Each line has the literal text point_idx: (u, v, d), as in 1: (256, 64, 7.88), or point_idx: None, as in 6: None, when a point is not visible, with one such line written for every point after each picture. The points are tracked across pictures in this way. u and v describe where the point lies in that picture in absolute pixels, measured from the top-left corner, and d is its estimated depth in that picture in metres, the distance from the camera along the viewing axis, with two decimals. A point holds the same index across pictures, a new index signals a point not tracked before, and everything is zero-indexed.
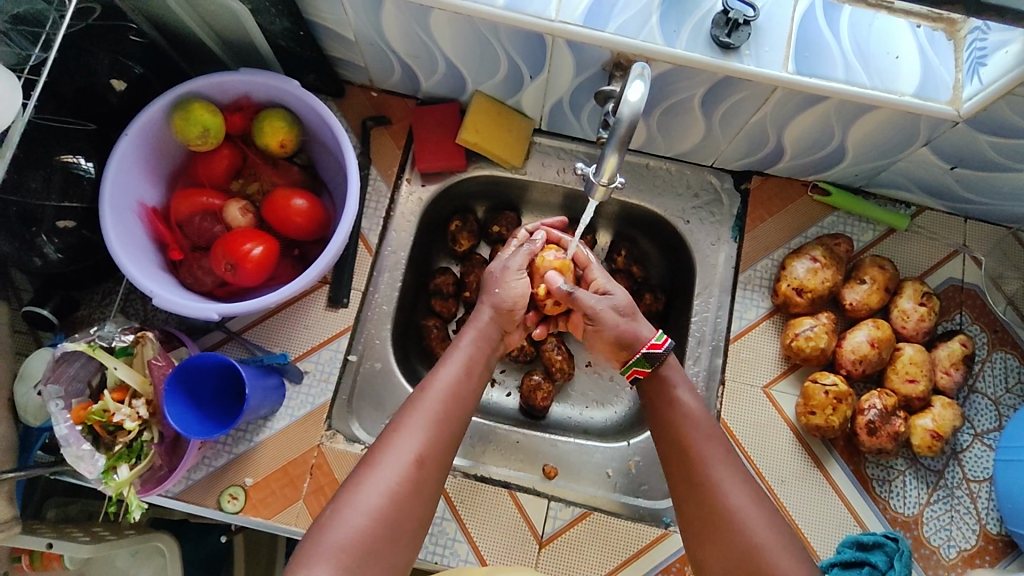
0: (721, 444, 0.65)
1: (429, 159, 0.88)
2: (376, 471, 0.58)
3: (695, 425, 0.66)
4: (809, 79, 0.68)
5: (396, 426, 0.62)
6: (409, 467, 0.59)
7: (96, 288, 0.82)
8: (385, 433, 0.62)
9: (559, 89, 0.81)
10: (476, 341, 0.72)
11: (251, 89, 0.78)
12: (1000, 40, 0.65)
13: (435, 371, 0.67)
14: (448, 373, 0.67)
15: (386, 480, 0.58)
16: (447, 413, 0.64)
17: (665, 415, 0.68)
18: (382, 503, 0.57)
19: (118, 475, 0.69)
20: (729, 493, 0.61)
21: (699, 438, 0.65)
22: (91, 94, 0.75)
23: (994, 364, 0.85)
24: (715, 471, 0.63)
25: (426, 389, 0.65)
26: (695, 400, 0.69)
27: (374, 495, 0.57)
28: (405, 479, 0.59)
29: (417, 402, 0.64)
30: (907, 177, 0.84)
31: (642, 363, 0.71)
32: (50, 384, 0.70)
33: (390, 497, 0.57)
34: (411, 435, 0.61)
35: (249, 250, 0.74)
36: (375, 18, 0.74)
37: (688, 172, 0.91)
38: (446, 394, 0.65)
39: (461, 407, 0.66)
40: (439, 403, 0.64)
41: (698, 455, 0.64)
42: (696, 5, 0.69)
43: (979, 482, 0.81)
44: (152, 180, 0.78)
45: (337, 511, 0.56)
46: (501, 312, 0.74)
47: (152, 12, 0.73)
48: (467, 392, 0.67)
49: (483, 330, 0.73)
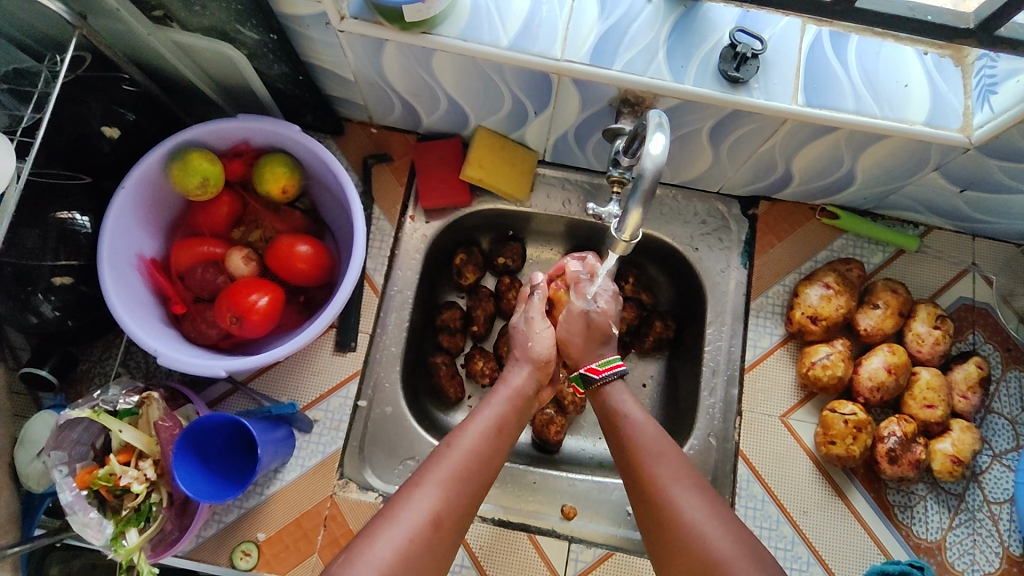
0: (675, 462, 0.65)
1: (433, 196, 0.86)
2: (391, 527, 0.55)
3: (646, 443, 0.67)
4: (819, 111, 0.67)
5: (417, 479, 0.60)
6: (426, 525, 0.56)
7: (96, 341, 0.80)
8: (402, 489, 0.59)
9: (564, 124, 0.79)
10: (510, 399, 0.70)
11: (250, 134, 0.76)
12: (1010, 69, 0.66)
13: (461, 426, 0.66)
14: (475, 430, 0.65)
15: (399, 536, 0.54)
16: (472, 471, 0.62)
17: (619, 442, 0.70)
18: (393, 558, 0.53)
19: (126, 541, 0.67)
20: (683, 510, 0.60)
21: (652, 458, 0.66)
22: (83, 145, 0.72)
23: (1009, 383, 0.84)
24: (670, 487, 0.62)
25: (450, 445, 0.63)
26: (642, 418, 0.70)
27: (385, 551, 0.53)
28: (419, 536, 0.55)
29: (439, 457, 0.62)
30: (916, 199, 0.83)
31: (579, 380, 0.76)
32: (53, 451, 0.68)
33: (403, 553, 0.53)
34: (430, 489, 0.58)
35: (254, 301, 0.72)
36: (375, 60, 0.72)
37: (695, 199, 0.90)
38: (474, 449, 0.63)
39: (486, 464, 0.63)
40: (466, 456, 0.62)
41: (652, 472, 0.64)
42: (703, 38, 0.68)
43: (1000, 504, 0.80)
44: (150, 232, 0.76)
45: (343, 564, 0.52)
46: (540, 368, 0.75)
47: (145, 57, 0.71)
48: (494, 450, 0.65)
49: (518, 388, 0.72)
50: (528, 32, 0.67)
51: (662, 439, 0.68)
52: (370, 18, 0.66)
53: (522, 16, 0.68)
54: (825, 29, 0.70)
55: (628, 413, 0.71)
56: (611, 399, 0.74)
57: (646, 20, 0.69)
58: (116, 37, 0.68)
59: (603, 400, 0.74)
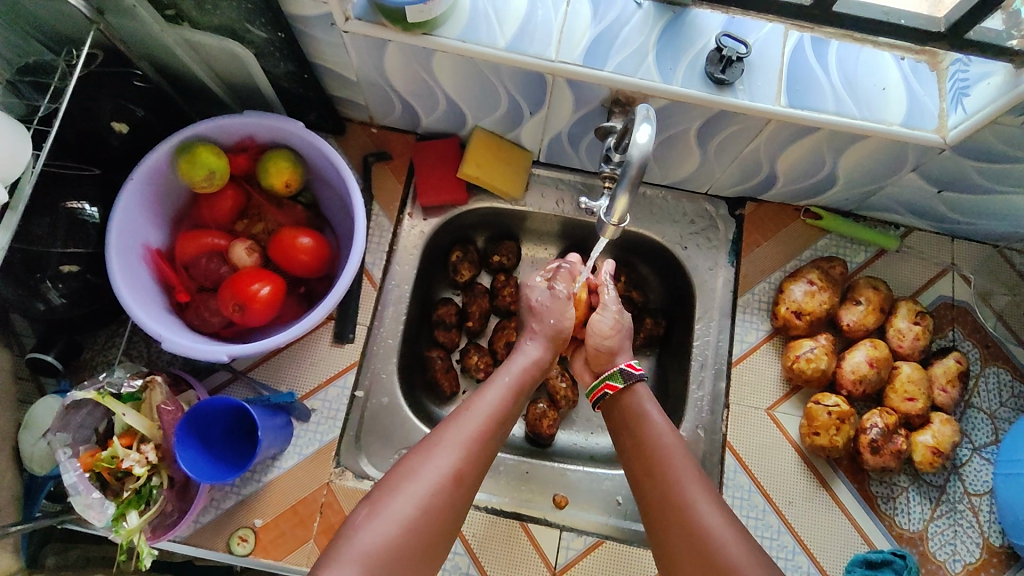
0: (693, 468, 0.67)
1: (431, 194, 0.89)
2: (413, 484, 0.59)
3: (665, 445, 0.68)
4: (801, 112, 0.70)
5: (435, 440, 0.63)
6: (448, 481, 0.60)
7: (100, 330, 0.82)
8: (421, 446, 0.62)
9: (558, 124, 0.83)
10: (526, 366, 0.73)
11: (255, 131, 0.78)
12: (982, 72, 0.69)
13: (480, 390, 0.69)
14: (494, 394, 0.68)
15: (421, 493, 0.58)
16: (489, 431, 0.65)
17: (637, 436, 0.71)
18: (414, 514, 0.57)
19: (128, 523, 0.68)
20: (703, 516, 0.62)
21: (672, 460, 0.67)
22: (93, 138, 0.75)
23: (988, 379, 0.87)
24: (690, 491, 0.64)
25: (471, 406, 0.66)
26: (665, 421, 0.71)
27: (408, 506, 0.57)
28: (440, 493, 0.59)
29: (460, 416, 0.65)
30: (896, 200, 0.87)
31: (615, 378, 0.75)
32: (58, 433, 0.70)
33: (423, 509, 0.58)
34: (450, 449, 0.62)
35: (257, 290, 0.75)
36: (378, 60, 0.75)
37: (684, 199, 0.93)
38: (493, 410, 0.66)
39: (501, 424, 0.67)
40: (485, 417, 0.65)
41: (673, 474, 0.66)
42: (691, 42, 0.72)
43: (980, 496, 0.82)
44: (156, 223, 0.79)
45: (369, 515, 0.57)
46: (554, 340, 0.77)
47: (157, 55, 0.74)
48: (507, 413, 0.69)
49: (535, 355, 0.75)
50: (524, 35, 0.71)
51: (680, 442, 0.69)
52: (372, 20, 0.69)
53: (518, 20, 0.71)
54: (806, 35, 0.74)
55: (650, 412, 0.72)
56: (635, 400, 0.74)
57: (637, 24, 0.72)
58: (130, 35, 0.71)
59: (628, 400, 0.74)
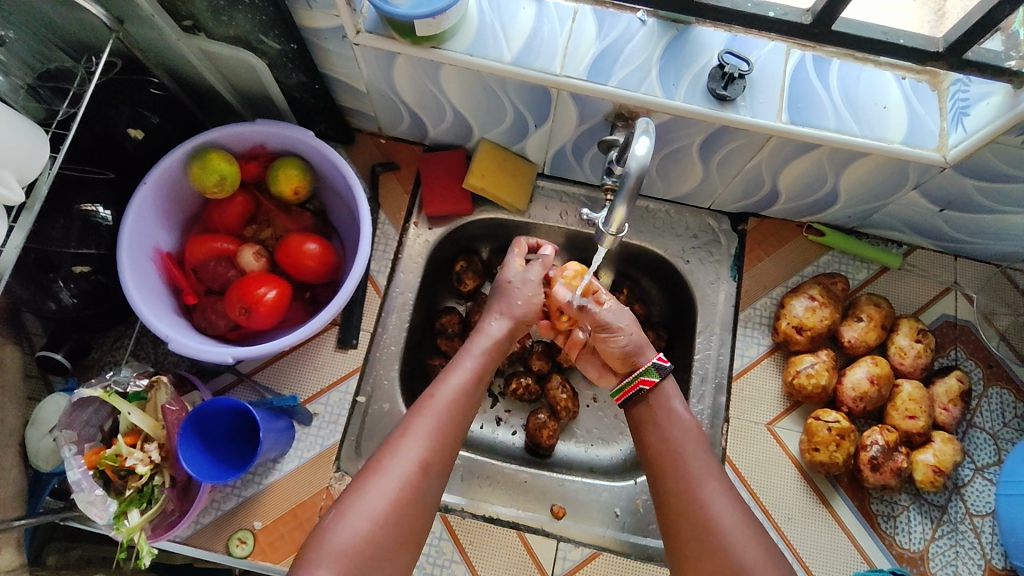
0: (715, 466, 0.67)
1: (437, 203, 0.90)
2: (380, 479, 0.59)
3: (689, 442, 0.68)
4: (802, 128, 0.71)
5: (401, 431, 0.63)
6: (413, 474, 0.60)
7: (109, 330, 0.84)
8: (388, 440, 0.63)
9: (562, 137, 0.84)
10: (487, 348, 0.72)
11: (266, 138, 0.80)
12: (981, 92, 0.69)
13: (444, 375, 0.68)
14: (457, 379, 0.68)
15: (388, 486, 0.59)
16: (452, 419, 0.65)
17: (660, 432, 0.70)
18: (384, 509, 0.58)
19: (129, 521, 0.70)
20: (722, 516, 0.62)
21: (693, 457, 0.67)
22: (109, 143, 0.77)
23: (991, 400, 0.86)
24: (706, 488, 0.64)
25: (434, 393, 0.66)
26: (688, 417, 0.71)
27: (377, 501, 0.58)
28: (408, 485, 0.60)
29: (425, 405, 0.65)
30: (898, 218, 0.87)
31: (650, 373, 0.73)
32: (64, 429, 0.71)
33: (393, 503, 0.59)
34: (416, 441, 0.62)
35: (262, 293, 0.76)
36: (387, 72, 0.77)
37: (687, 214, 0.94)
38: (456, 395, 0.66)
39: (466, 408, 0.67)
40: (449, 403, 0.65)
41: (689, 471, 0.66)
42: (694, 59, 0.73)
43: (982, 517, 0.82)
44: (167, 227, 0.81)
45: (338, 516, 0.58)
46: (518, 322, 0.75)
47: (173, 64, 0.77)
48: (473, 399, 0.68)
49: (498, 334, 0.73)
50: (530, 49, 0.72)
51: (703, 439, 0.69)
52: (383, 32, 0.71)
53: (525, 34, 0.73)
54: (808, 53, 0.75)
55: (675, 407, 0.72)
56: (663, 397, 0.73)
57: (641, 41, 0.74)
58: (149, 45, 0.73)
59: (658, 398, 0.73)
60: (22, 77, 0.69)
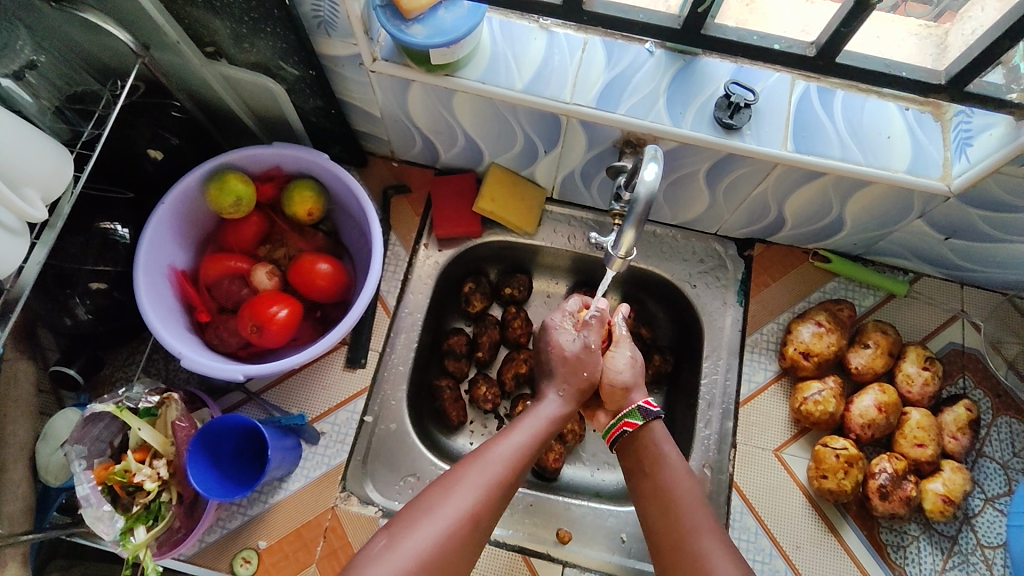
0: (706, 514, 0.67)
1: (447, 226, 0.92)
2: (431, 521, 0.61)
3: (678, 490, 0.69)
4: (807, 157, 0.72)
5: (458, 479, 0.65)
6: (463, 524, 0.62)
7: (122, 347, 0.85)
8: (444, 484, 0.65)
9: (571, 162, 0.86)
10: (551, 416, 0.74)
11: (282, 161, 0.82)
12: (984, 123, 0.71)
13: (507, 433, 0.71)
14: (518, 437, 0.70)
15: (438, 529, 0.61)
16: (509, 476, 0.67)
17: (654, 477, 0.71)
18: (431, 550, 0.60)
19: (135, 537, 0.70)
20: (716, 566, 0.62)
21: (683, 506, 0.68)
22: (130, 163, 0.79)
23: (1000, 429, 0.86)
24: (703, 541, 0.65)
25: (494, 448, 0.69)
26: (679, 464, 0.72)
27: (424, 540, 0.60)
28: (455, 531, 0.62)
29: (482, 457, 0.67)
30: (903, 246, 0.88)
31: (635, 415, 0.75)
32: (75, 444, 0.71)
33: (439, 545, 0.60)
34: (471, 489, 0.64)
35: (275, 312, 0.77)
36: (401, 98, 0.80)
37: (694, 239, 0.95)
38: (517, 452, 0.68)
39: (523, 469, 0.69)
40: (508, 460, 0.67)
41: (683, 526, 0.66)
42: (701, 89, 0.75)
43: (993, 548, 0.81)
44: (183, 245, 0.82)
45: (384, 549, 0.60)
46: (580, 391, 0.76)
47: (195, 88, 0.80)
48: (530, 458, 0.70)
49: (562, 405, 0.75)
50: (541, 78, 0.74)
51: (697, 491, 0.70)
52: (398, 60, 0.73)
53: (536, 63, 0.75)
54: (813, 84, 0.76)
55: (666, 452, 0.73)
56: (652, 437, 0.74)
57: (648, 71, 0.75)
58: (171, 69, 0.76)
59: (645, 440, 0.74)
60: (51, 100, 0.70)
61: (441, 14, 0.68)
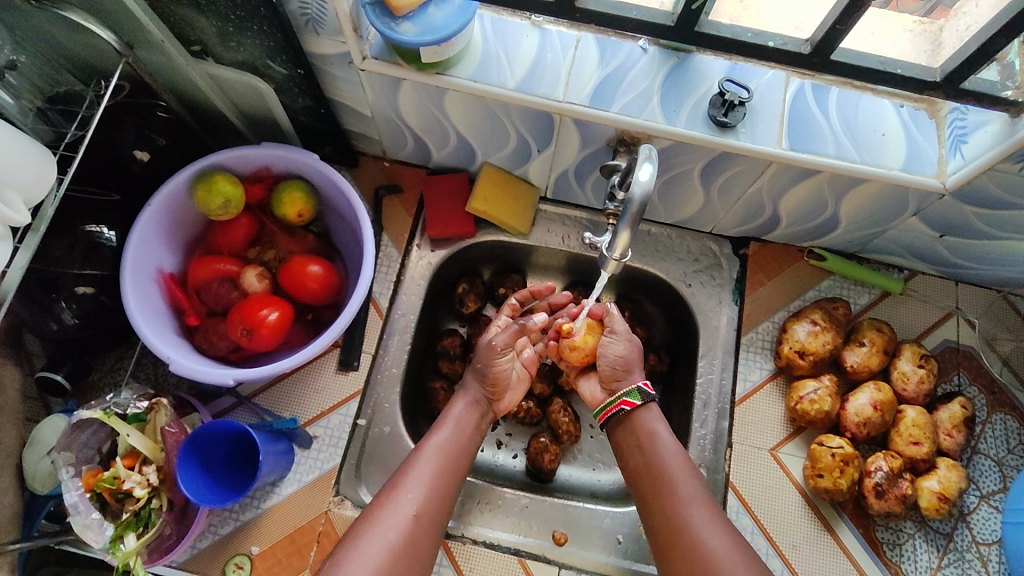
0: (699, 484, 0.69)
1: (440, 226, 0.91)
2: (373, 529, 0.63)
3: (669, 462, 0.71)
4: (802, 155, 0.72)
5: (395, 484, 0.68)
6: (407, 525, 0.64)
7: (110, 351, 0.84)
8: (381, 493, 0.67)
9: (565, 161, 0.85)
10: (468, 409, 0.77)
11: (271, 162, 0.81)
12: (979, 120, 0.71)
13: (430, 433, 0.73)
14: (443, 436, 0.73)
15: (383, 537, 0.63)
16: (442, 472, 0.70)
17: (646, 452, 0.73)
18: (381, 559, 0.61)
19: (125, 545, 0.69)
20: (709, 539, 0.64)
21: (676, 478, 0.69)
22: (115, 165, 0.78)
23: (995, 426, 0.86)
24: (695, 511, 0.66)
25: (422, 450, 0.71)
26: (670, 437, 0.73)
27: (372, 550, 0.61)
28: (401, 534, 0.64)
29: (413, 462, 0.69)
30: (899, 244, 0.88)
31: (633, 396, 0.76)
32: (62, 452, 0.70)
33: (388, 552, 0.62)
34: (408, 492, 0.66)
35: (265, 315, 0.76)
36: (392, 96, 0.78)
37: (689, 238, 0.94)
38: (444, 449, 0.71)
39: (455, 463, 0.71)
40: (437, 457, 0.70)
41: (678, 495, 0.68)
42: (695, 86, 0.74)
43: (989, 545, 0.81)
44: (171, 248, 0.81)
45: (334, 567, 0.60)
46: (489, 385, 0.79)
47: (182, 88, 0.78)
48: (461, 453, 0.73)
49: (474, 400, 0.78)
50: (533, 76, 0.74)
51: (690, 466, 0.71)
52: (388, 58, 0.72)
53: (528, 61, 0.74)
54: (808, 82, 0.76)
55: (657, 429, 0.74)
56: (647, 416, 0.76)
57: (643, 68, 0.75)
58: (158, 69, 0.75)
59: (638, 418, 0.76)
60: (31, 99, 0.69)
61: (431, 10, 0.67)
